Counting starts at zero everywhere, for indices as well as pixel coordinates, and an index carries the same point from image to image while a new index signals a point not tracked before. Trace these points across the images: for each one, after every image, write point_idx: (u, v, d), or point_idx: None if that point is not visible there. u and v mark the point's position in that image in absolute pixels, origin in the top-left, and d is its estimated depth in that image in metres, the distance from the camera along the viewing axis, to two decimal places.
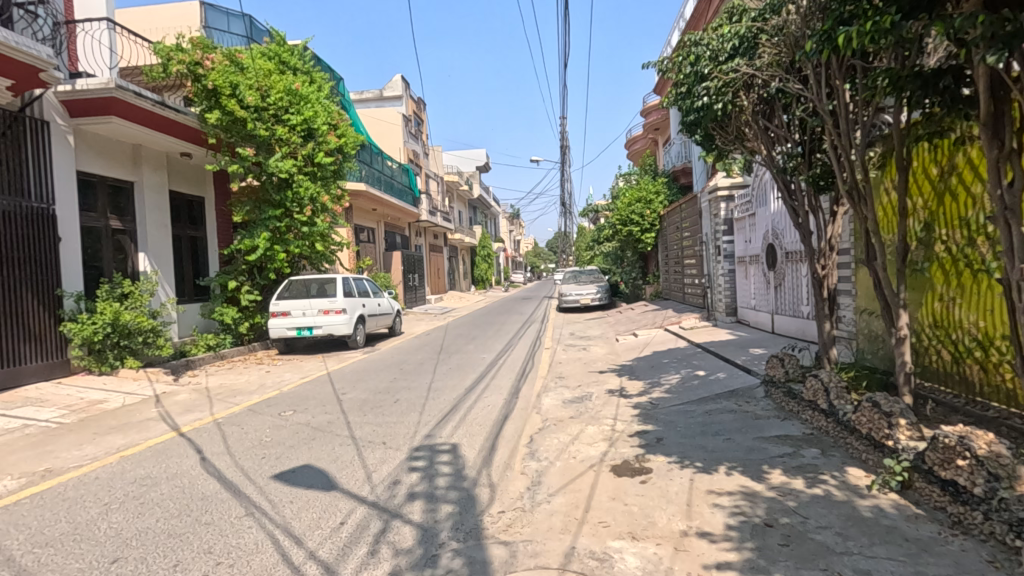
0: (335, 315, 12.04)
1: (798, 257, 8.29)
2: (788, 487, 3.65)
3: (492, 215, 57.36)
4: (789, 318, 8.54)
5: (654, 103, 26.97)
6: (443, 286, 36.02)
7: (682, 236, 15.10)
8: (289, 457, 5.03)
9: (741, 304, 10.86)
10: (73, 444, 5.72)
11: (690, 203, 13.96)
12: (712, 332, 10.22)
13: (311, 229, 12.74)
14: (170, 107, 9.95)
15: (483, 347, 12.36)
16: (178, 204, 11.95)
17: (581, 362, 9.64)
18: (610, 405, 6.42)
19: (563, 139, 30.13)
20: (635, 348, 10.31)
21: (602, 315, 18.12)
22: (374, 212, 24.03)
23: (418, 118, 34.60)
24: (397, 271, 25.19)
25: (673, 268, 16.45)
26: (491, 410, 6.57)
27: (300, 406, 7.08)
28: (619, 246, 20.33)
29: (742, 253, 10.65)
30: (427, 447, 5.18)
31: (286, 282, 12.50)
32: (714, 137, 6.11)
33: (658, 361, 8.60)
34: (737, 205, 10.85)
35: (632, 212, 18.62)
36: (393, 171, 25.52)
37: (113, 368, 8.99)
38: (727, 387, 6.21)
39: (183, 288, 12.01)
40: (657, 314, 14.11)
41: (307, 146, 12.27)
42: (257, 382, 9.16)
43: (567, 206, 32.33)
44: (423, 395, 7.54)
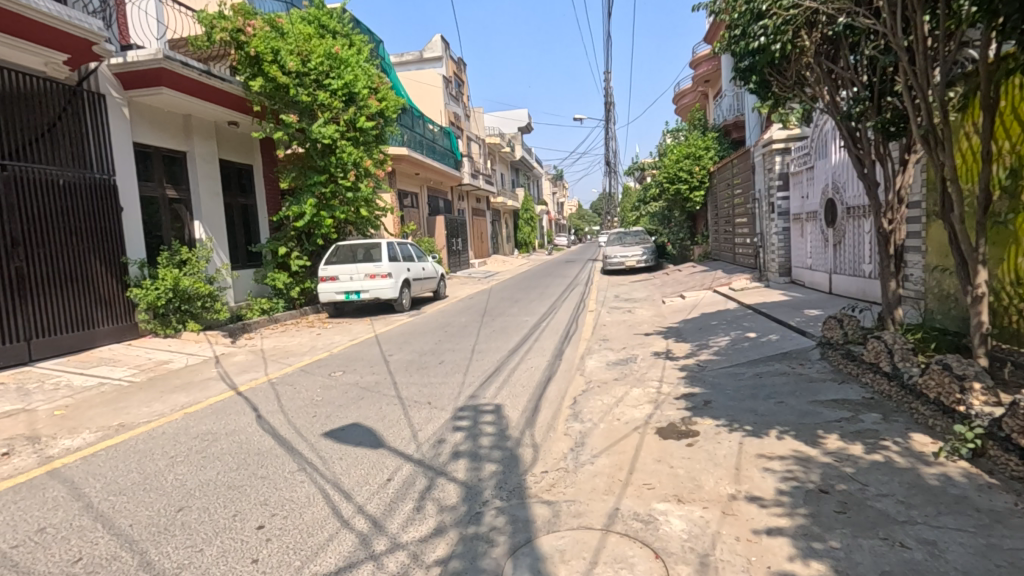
0: (381, 279, 12.25)
1: (860, 212, 7.79)
2: (846, 453, 3.48)
3: (535, 177, 56.62)
4: (849, 279, 8.10)
5: (705, 52, 25.51)
6: (487, 250, 36.13)
7: (733, 193, 14.43)
8: (339, 416, 5.19)
9: (795, 263, 10.37)
10: (143, 401, 6.11)
11: (742, 158, 13.27)
12: (765, 293, 9.81)
13: (355, 194, 12.90)
14: (215, 76, 10.09)
15: (526, 309, 12.34)
16: (229, 173, 12.29)
17: (626, 324, 9.48)
18: (656, 367, 6.29)
19: (608, 95, 29.10)
20: (682, 310, 10.05)
21: (648, 277, 17.74)
22: (417, 177, 24.07)
23: (459, 79, 34.05)
24: (441, 235, 25.34)
25: (723, 228, 15.84)
26: (534, 372, 6.57)
27: (349, 367, 7.29)
28: (666, 205, 19.68)
29: (798, 209, 10.10)
30: (471, 408, 5.23)
31: (333, 248, 12.77)
32: (771, 81, 5.67)
33: (706, 323, 8.36)
34: (794, 158, 10.23)
35: (680, 169, 17.90)
36: (435, 135, 25.35)
37: (177, 331, 9.54)
38: (779, 349, 5.96)
39: (236, 254, 12.47)
40: (706, 275, 13.67)
41: (349, 111, 12.32)
42: (309, 344, 9.49)
43: (612, 166, 31.47)
44: (468, 357, 7.62)
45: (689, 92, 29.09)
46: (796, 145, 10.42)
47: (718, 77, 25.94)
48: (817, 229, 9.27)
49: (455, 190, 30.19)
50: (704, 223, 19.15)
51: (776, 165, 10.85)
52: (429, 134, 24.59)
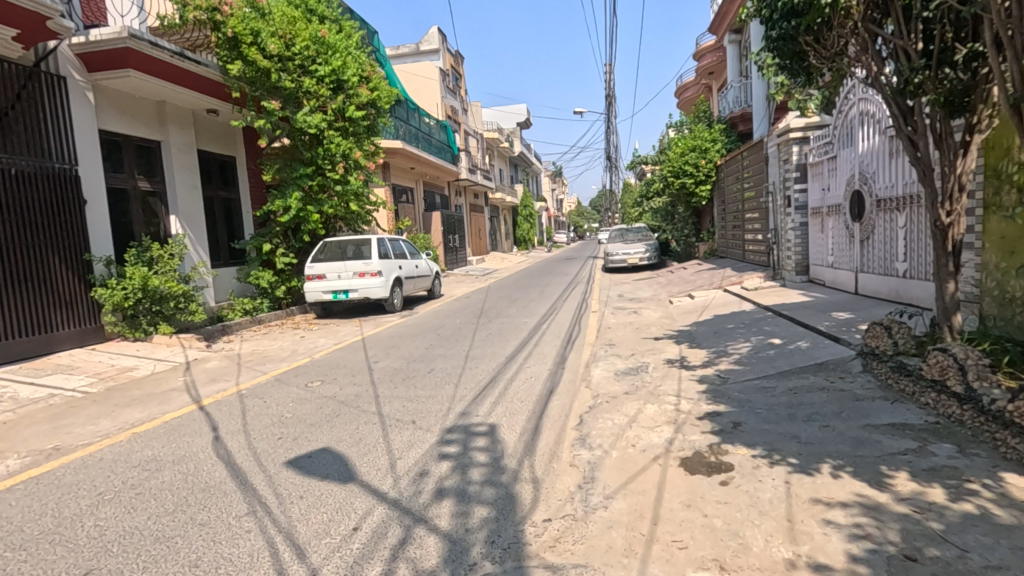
0: (371, 277, 11.52)
1: (890, 205, 7.11)
2: (926, 501, 2.79)
3: (534, 173, 55.82)
4: (877, 278, 7.43)
5: (710, 43, 24.73)
6: (485, 246, 35.40)
7: (743, 187, 13.70)
8: (308, 438, 4.48)
9: (814, 261, 9.68)
10: (90, 418, 5.38)
11: (754, 150, 12.56)
12: (782, 293, 9.11)
13: (344, 187, 12.18)
14: (189, 58, 9.34)
15: (526, 310, 11.62)
16: (209, 164, 11.53)
17: (633, 327, 8.77)
18: (671, 379, 5.59)
19: (609, 88, 28.36)
20: (693, 311, 9.34)
21: (651, 275, 17.03)
22: (412, 171, 23.29)
23: (456, 72, 33.21)
24: (437, 231, 24.61)
25: (731, 223, 15.11)
26: (534, 383, 5.86)
27: (328, 375, 6.58)
28: (670, 200, 18.95)
29: (817, 202, 9.42)
30: (461, 429, 4.52)
31: (321, 244, 12.04)
32: (806, 47, 4.95)
33: (721, 326, 7.65)
34: (813, 148, 9.53)
35: (685, 162, 17.16)
36: (430, 128, 24.56)
37: (147, 334, 8.81)
38: (812, 359, 5.26)
39: (217, 251, 11.73)
40: (714, 273, 12.94)
41: (337, 99, 11.61)
42: (290, 348, 8.77)
43: (612, 161, 30.73)
44: (461, 364, 6.91)
45: (693, 84, 28.35)
46: (815, 134, 9.72)
47: (722, 69, 25.19)
48: (840, 224, 8.58)
49: (452, 185, 29.43)
50: (709, 219, 18.41)
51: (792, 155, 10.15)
52: (424, 127, 23.78)
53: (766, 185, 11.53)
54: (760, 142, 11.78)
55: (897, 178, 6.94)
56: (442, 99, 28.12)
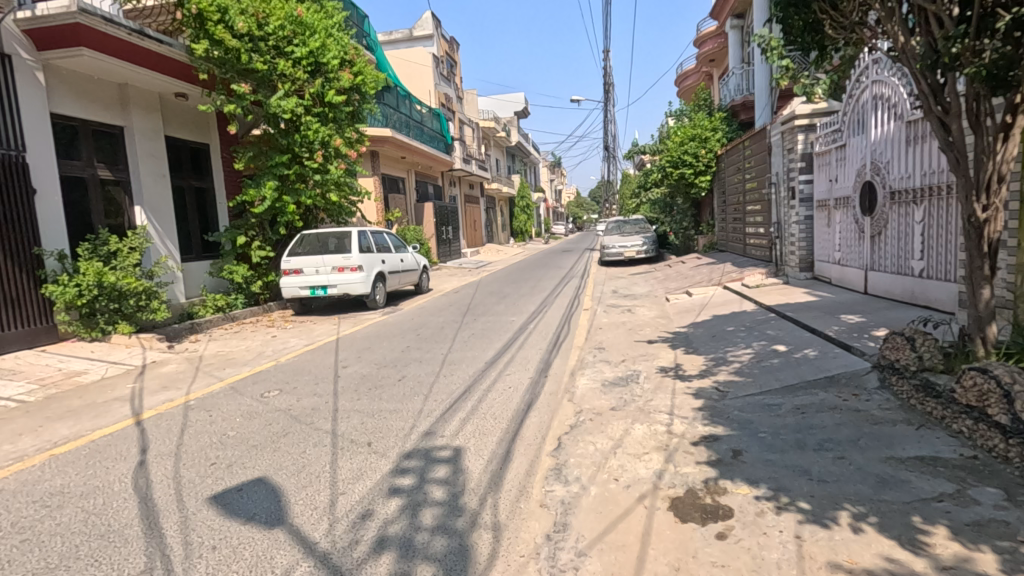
0: (350, 272, 10.90)
1: (904, 197, 6.52)
2: (975, 573, 2.22)
3: (531, 163, 54.96)
4: (889, 277, 6.85)
5: (711, 28, 23.95)
6: (480, 238, 34.74)
7: (744, 178, 13.12)
8: (245, 464, 3.90)
9: (819, 256, 9.09)
10: (11, 435, 4.79)
11: (755, 138, 11.96)
12: (786, 292, 8.50)
13: (324, 176, 11.54)
14: (151, 37, 8.75)
15: (515, 308, 11.01)
16: (179, 151, 10.88)
17: (626, 327, 8.18)
18: (664, 391, 5.01)
19: (607, 76, 27.59)
20: (690, 311, 8.74)
21: (649, 269, 16.42)
22: (402, 161, 22.59)
23: (451, 59, 32.41)
24: (429, 223, 23.94)
25: (731, 216, 14.49)
26: (512, 394, 5.28)
27: (289, 383, 5.98)
28: (668, 192, 18.29)
29: (824, 194, 8.81)
30: (421, 454, 3.95)
31: (299, 237, 11.42)
32: (821, 15, 4.35)
33: (720, 329, 7.07)
34: (821, 136, 8.90)
35: (684, 152, 16.49)
36: (422, 116, 23.81)
37: (105, 334, 8.22)
38: (822, 371, 4.68)
39: (189, 244, 11.10)
40: (713, 269, 12.33)
41: (315, 83, 10.94)
42: (258, 349, 8.18)
43: (610, 150, 30.00)
44: (436, 370, 6.33)
45: (694, 71, 27.62)
46: (822, 121, 9.10)
47: (723, 55, 24.42)
48: (848, 217, 7.98)
49: (446, 175, 28.70)
50: (709, 211, 17.76)
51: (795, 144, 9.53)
52: (416, 115, 23.04)
53: (768, 175, 10.92)
54: (763, 130, 11.15)
55: (914, 168, 6.33)
56: (435, 87, 27.32)
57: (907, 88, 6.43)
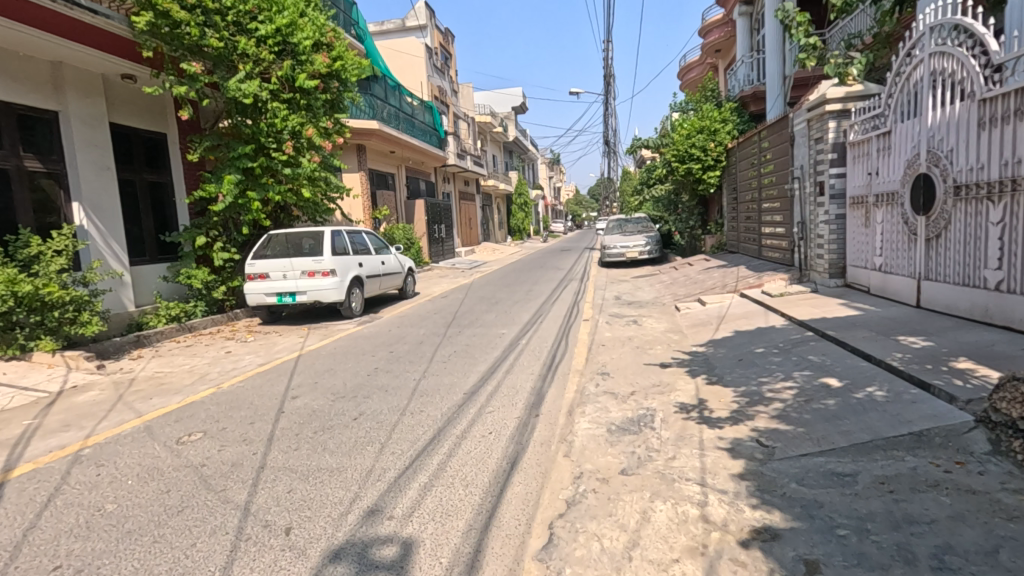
0: (321, 278, 9.67)
1: (973, 192, 5.36)
2: None
3: (529, 160, 53.69)
4: (950, 289, 5.70)
5: (717, 17, 22.73)
6: (476, 236, 33.56)
7: (759, 173, 11.95)
8: (101, 571, 2.73)
9: (854, 262, 7.93)
10: None
11: (774, 129, 10.79)
12: (817, 303, 7.34)
13: (295, 170, 10.35)
14: (82, 6, 7.49)
15: (507, 317, 9.82)
16: (131, 140, 9.70)
17: (632, 345, 7.02)
18: (689, 445, 3.85)
19: (607, 68, 26.40)
20: (706, 323, 7.59)
21: (653, 272, 15.23)
22: (392, 155, 21.41)
23: (444, 50, 31.10)
24: (420, 221, 22.73)
25: (744, 214, 13.31)
26: (493, 445, 4.11)
27: (218, 423, 4.81)
28: (673, 188, 17.10)
29: (861, 190, 7.65)
30: (354, 555, 2.78)
31: (266, 237, 10.24)
32: None
33: (748, 350, 5.90)
34: (858, 123, 7.72)
35: (692, 145, 15.26)
36: (413, 108, 22.59)
37: (25, 353, 6.92)
38: (903, 424, 3.52)
39: (141, 244, 9.91)
40: (725, 273, 11.17)
41: (283, 65, 9.77)
42: (204, 369, 7.01)
43: (610, 146, 28.79)
44: (403, 403, 5.17)
45: (699, 63, 26.41)
46: (857, 106, 7.92)
47: (729, 45, 23.22)
48: (892, 217, 6.84)
49: (439, 171, 27.47)
50: (717, 210, 16.58)
51: (824, 132, 8.36)
52: (406, 106, 21.81)
53: (790, 168, 9.75)
54: (784, 118, 9.98)
55: (989, 156, 5.15)
56: (428, 79, 26.06)
57: (977, 59, 5.27)
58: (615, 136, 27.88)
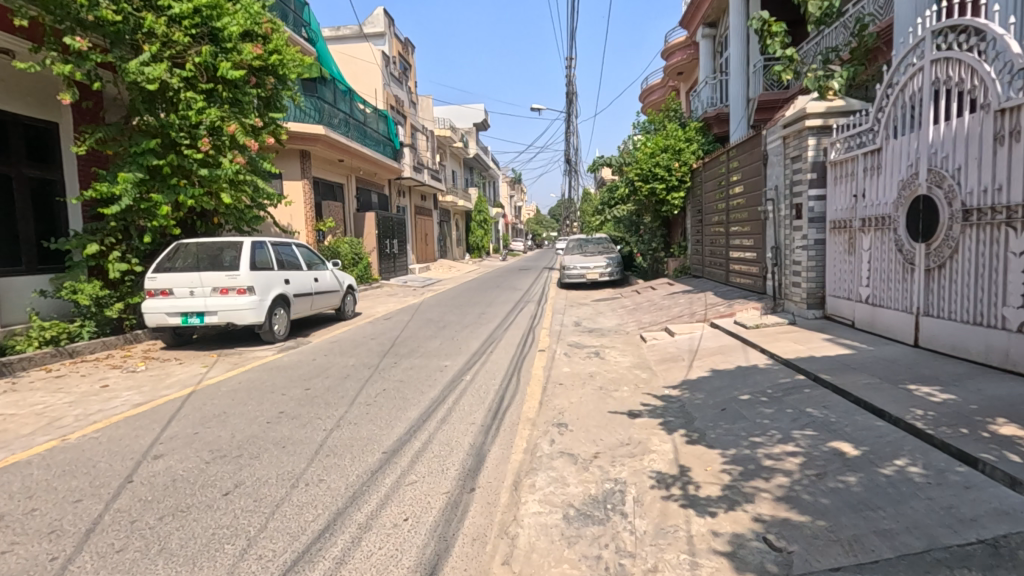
0: (236, 296, 8.28)
1: (986, 217, 4.65)
2: None
3: (490, 178, 52.94)
4: (959, 328, 4.94)
5: (680, 39, 22.58)
6: (431, 253, 32.30)
7: (726, 195, 11.34)
8: None
9: (836, 292, 7.21)
10: None
11: (744, 149, 10.19)
12: (798, 338, 6.53)
13: (213, 172, 8.99)
14: None
15: (453, 345, 8.68)
16: (6, 127, 8.15)
17: (594, 384, 6.00)
18: (674, 547, 2.80)
19: (569, 85, 25.96)
20: (676, 358, 6.67)
21: (614, 295, 14.41)
22: (341, 164, 20.08)
23: (402, 60, 30.04)
24: (370, 235, 21.39)
25: (710, 238, 12.68)
26: (405, 543, 2.95)
27: (27, 501, 3.46)
28: (635, 208, 16.44)
29: (844, 213, 6.96)
30: None
31: (174, 247, 8.80)
32: None
33: (731, 397, 4.95)
34: (840, 141, 7.07)
35: (656, 164, 14.52)
36: (365, 116, 21.39)
37: None
38: (963, 523, 2.57)
39: (15, 252, 8.30)
40: (692, 300, 10.39)
41: (202, 50, 8.52)
42: (61, 409, 5.57)
43: (572, 165, 28.21)
44: (298, 468, 3.94)
45: (661, 85, 26.27)
46: (838, 123, 7.29)
47: (691, 68, 23.10)
48: (881, 243, 6.14)
49: (393, 184, 26.21)
50: (680, 233, 15.94)
51: (802, 151, 7.71)
52: (357, 113, 20.60)
53: (762, 189, 9.10)
54: (757, 136, 9.34)
55: (1007, 176, 4.45)
56: (384, 87, 24.89)
57: (991, 65, 4.61)
58: (576, 155, 27.35)
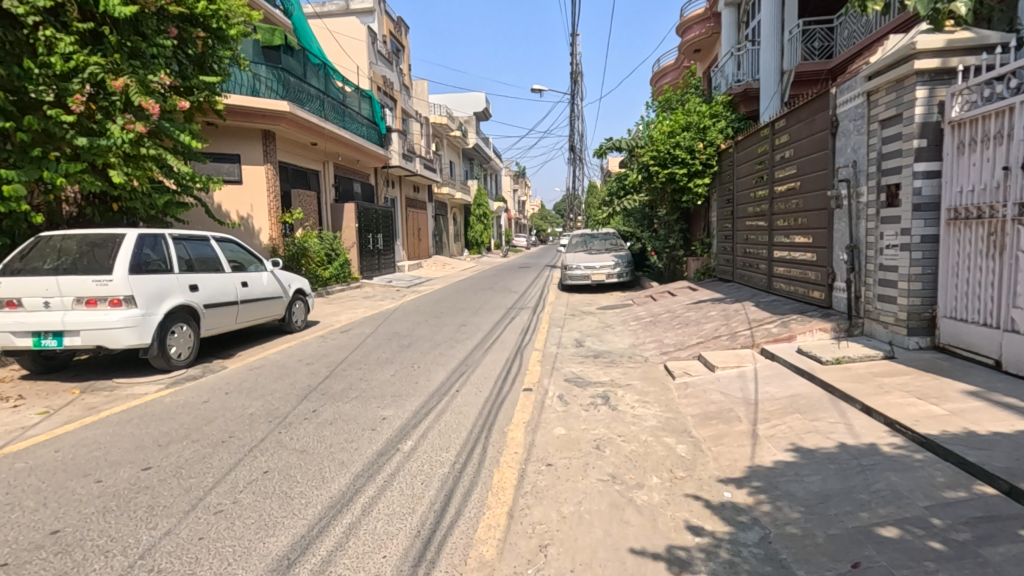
0: (107, 309, 6.02)
1: None
2: None
3: (490, 171, 50.62)
4: None
5: (697, 11, 20.16)
6: (424, 249, 30.01)
7: (768, 179, 9.03)
8: None
9: (965, 312, 4.92)
10: None
11: (797, 117, 7.86)
12: (919, 389, 4.20)
13: (94, 143, 6.86)
14: None
15: (409, 376, 6.40)
16: None
17: (602, 469, 3.71)
18: None
19: (574, 64, 23.56)
20: (728, 419, 4.36)
21: (625, 302, 12.10)
22: (315, 148, 17.86)
23: (393, 40, 27.66)
24: (349, 228, 19.09)
25: (744, 233, 10.35)
26: None
27: None
28: (649, 199, 14.10)
29: (983, 195, 4.67)
30: None
31: (35, 239, 6.59)
32: None
33: (864, 530, 2.64)
34: (971, 88, 4.78)
35: (676, 144, 12.09)
36: (344, 95, 19.17)
37: None
38: None
39: None
40: (727, 314, 8.04)
41: None
42: None
43: (576, 152, 25.84)
44: None
45: (674, 66, 23.92)
46: (966, 64, 4.97)
47: (710, 44, 20.66)
48: None
49: (380, 173, 23.90)
50: (702, 228, 13.56)
51: (898, 107, 5.42)
52: (335, 92, 18.49)
53: (829, 168, 6.79)
54: (820, 96, 7.02)
55: None
56: (370, 66, 22.54)
57: None
58: (581, 142, 24.99)
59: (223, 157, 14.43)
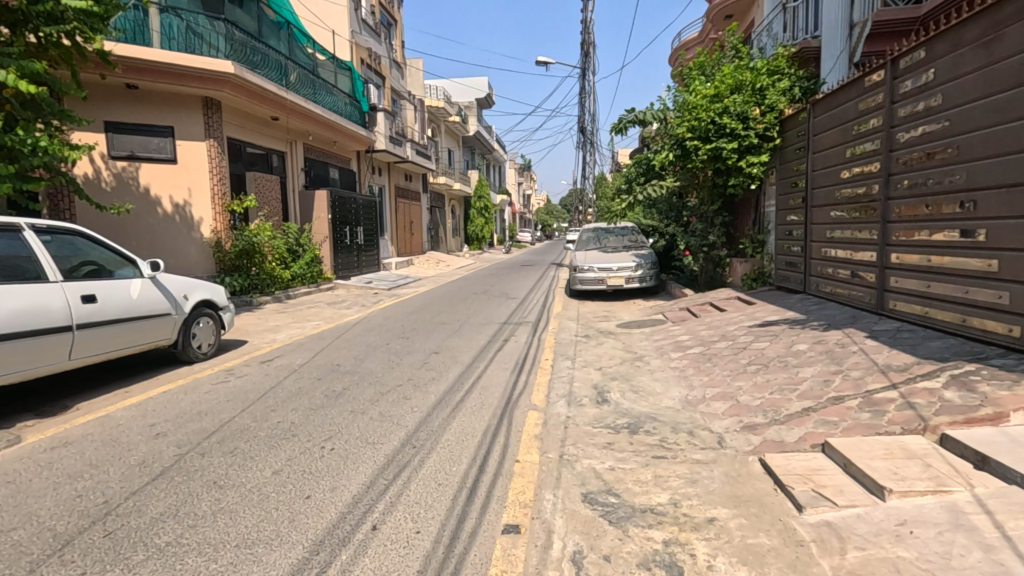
0: None
1: None
2: None
3: (493, 161, 47.73)
4: None
5: None
6: (418, 243, 27.26)
7: (878, 147, 6.15)
8: None
9: None
10: None
11: (951, 43, 4.99)
12: None
13: None
14: None
15: (301, 478, 3.57)
16: None
17: None
18: None
19: (586, 33, 20.65)
20: None
21: (654, 318, 9.24)
22: (278, 124, 15.06)
23: (383, 11, 24.69)
24: (320, 219, 16.25)
25: (826, 228, 7.45)
26: None
27: None
28: (682, 184, 11.22)
29: None
30: None
31: None
32: None
33: None
34: None
35: (725, 110, 9.18)
36: (314, 63, 16.34)
37: None
38: None
39: None
40: (833, 353, 5.16)
41: None
42: None
43: (586, 135, 22.89)
44: None
45: (700, 38, 20.96)
46: None
47: (744, 7, 17.71)
48: None
49: (365, 158, 21.09)
50: (752, 221, 10.57)
51: None
52: (303, 59, 15.77)
53: None
54: None
55: None
56: (352, 35, 19.69)
57: None
58: (593, 123, 22.03)
59: (150, 129, 11.61)
